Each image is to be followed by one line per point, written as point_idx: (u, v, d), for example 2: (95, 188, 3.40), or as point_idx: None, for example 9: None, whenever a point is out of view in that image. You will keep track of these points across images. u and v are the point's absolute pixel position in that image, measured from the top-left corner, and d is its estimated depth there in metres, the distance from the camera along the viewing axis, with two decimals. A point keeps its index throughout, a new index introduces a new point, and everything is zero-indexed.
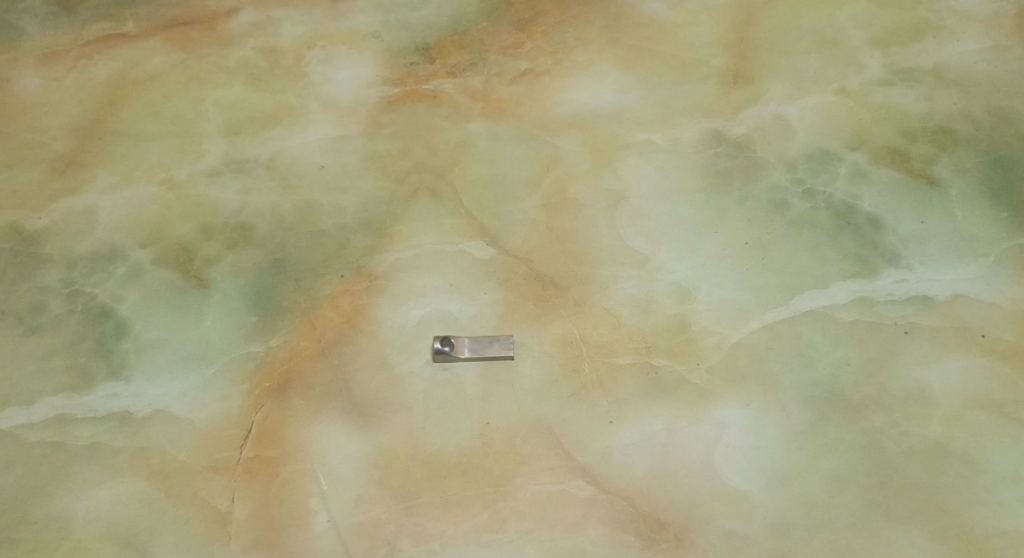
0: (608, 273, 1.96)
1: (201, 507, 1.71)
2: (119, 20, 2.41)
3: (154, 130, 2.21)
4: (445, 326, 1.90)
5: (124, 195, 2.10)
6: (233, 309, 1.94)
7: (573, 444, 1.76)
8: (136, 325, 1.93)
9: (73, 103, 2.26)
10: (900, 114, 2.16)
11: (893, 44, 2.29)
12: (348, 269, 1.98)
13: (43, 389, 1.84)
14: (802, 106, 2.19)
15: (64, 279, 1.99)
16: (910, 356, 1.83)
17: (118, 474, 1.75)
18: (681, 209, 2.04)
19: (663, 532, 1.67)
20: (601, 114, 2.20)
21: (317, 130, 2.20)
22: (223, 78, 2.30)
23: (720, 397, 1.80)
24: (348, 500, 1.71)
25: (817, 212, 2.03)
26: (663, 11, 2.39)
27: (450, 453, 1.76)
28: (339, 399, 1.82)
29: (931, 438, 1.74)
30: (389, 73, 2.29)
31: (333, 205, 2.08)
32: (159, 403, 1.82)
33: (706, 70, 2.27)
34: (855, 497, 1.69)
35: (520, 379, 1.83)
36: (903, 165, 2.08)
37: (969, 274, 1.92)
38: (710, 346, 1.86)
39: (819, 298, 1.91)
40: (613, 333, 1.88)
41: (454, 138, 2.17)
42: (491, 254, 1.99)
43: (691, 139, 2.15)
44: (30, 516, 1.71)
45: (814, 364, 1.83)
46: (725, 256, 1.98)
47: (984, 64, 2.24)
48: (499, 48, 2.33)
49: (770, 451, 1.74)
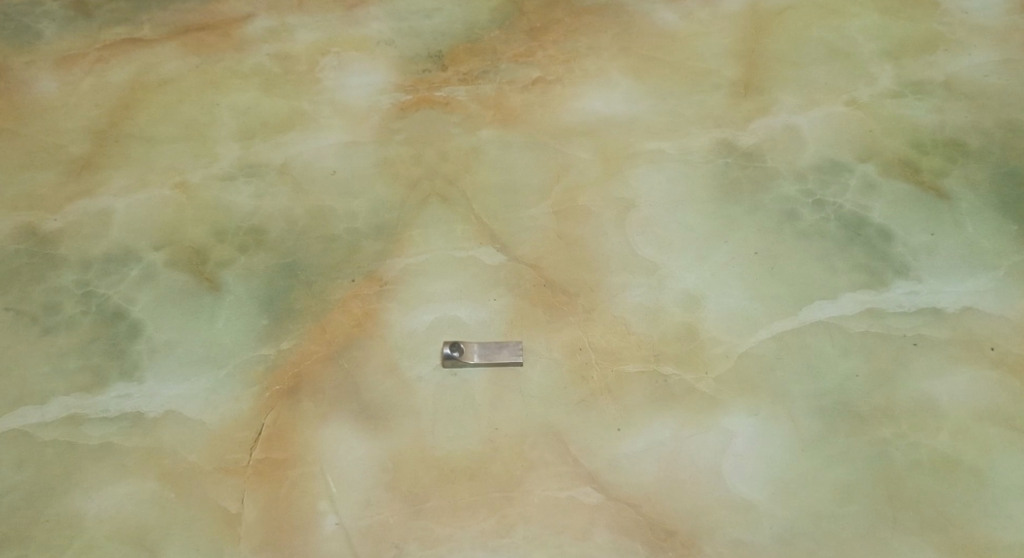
0: (618, 281, 1.97)
1: (210, 507, 1.72)
2: (135, 25, 2.44)
3: (169, 133, 2.24)
4: (455, 332, 1.91)
5: (138, 198, 2.13)
6: (245, 312, 1.95)
7: (580, 451, 1.77)
8: (149, 326, 1.94)
9: (89, 106, 2.28)
10: (910, 126, 2.17)
11: (904, 56, 2.30)
12: (360, 274, 2.00)
13: (56, 389, 1.86)
14: (813, 116, 2.20)
15: (78, 281, 2.01)
16: (918, 368, 1.83)
17: (129, 474, 1.77)
18: (691, 219, 2.05)
19: (670, 540, 1.67)
20: (612, 122, 2.21)
21: (330, 136, 2.22)
22: (238, 83, 2.32)
23: (728, 406, 1.81)
24: (356, 503, 1.72)
25: (827, 223, 2.03)
26: (674, 20, 2.40)
27: (457, 458, 1.77)
28: (349, 402, 1.84)
29: (939, 450, 1.74)
30: (401, 79, 2.31)
31: (345, 210, 2.09)
32: (170, 403, 1.84)
33: (717, 80, 2.28)
34: (862, 508, 1.69)
35: (529, 385, 1.84)
36: (912, 177, 2.09)
37: (978, 287, 1.92)
38: (719, 355, 1.87)
39: (828, 308, 1.91)
40: (622, 340, 1.89)
41: (465, 144, 2.19)
42: (502, 260, 2.00)
43: (702, 148, 2.16)
44: (42, 515, 1.73)
45: (823, 374, 1.84)
46: (734, 265, 1.98)
47: (995, 77, 2.24)
48: (511, 56, 2.35)
49: (777, 461, 1.75)
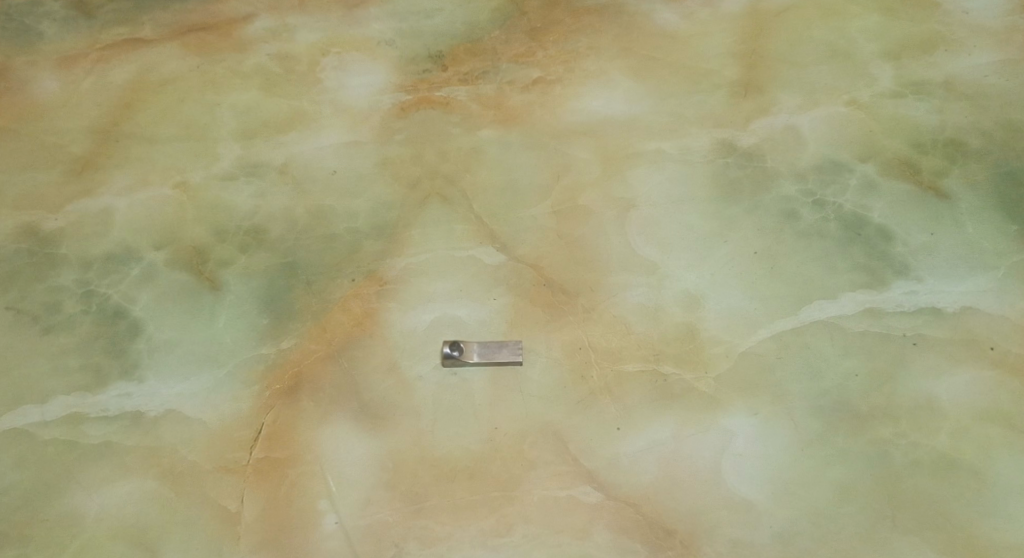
0: (618, 281, 1.97)
1: (210, 506, 1.72)
2: (136, 25, 2.44)
3: (169, 133, 2.24)
4: (455, 331, 1.91)
5: (139, 197, 2.13)
6: (245, 311, 1.96)
7: (580, 451, 1.77)
8: (150, 325, 1.95)
9: (90, 106, 2.29)
10: (910, 126, 2.17)
11: (905, 57, 2.30)
12: (359, 273, 2.00)
13: (57, 388, 1.87)
14: (813, 116, 2.20)
15: (79, 280, 2.01)
16: (918, 368, 1.83)
17: (129, 473, 1.77)
18: (691, 218, 2.05)
19: (669, 539, 1.67)
20: (612, 122, 2.21)
21: (330, 136, 2.22)
22: (238, 84, 2.32)
23: (728, 406, 1.81)
24: (356, 502, 1.72)
25: (826, 223, 2.03)
26: (674, 20, 2.40)
27: (457, 457, 1.77)
28: (349, 401, 1.84)
29: (938, 449, 1.74)
30: (402, 80, 2.31)
31: (345, 210, 2.10)
32: (170, 403, 1.84)
33: (717, 80, 2.28)
34: (861, 508, 1.69)
35: (529, 385, 1.84)
36: (912, 177, 2.09)
37: (978, 287, 1.92)
38: (719, 354, 1.87)
39: (828, 308, 1.91)
40: (622, 340, 1.89)
41: (465, 145, 2.19)
42: (502, 260, 2.00)
43: (702, 148, 2.16)
44: (42, 513, 1.73)
45: (823, 374, 1.83)
46: (734, 265, 1.98)
47: (995, 77, 2.24)
48: (511, 57, 2.35)
49: (777, 461, 1.75)
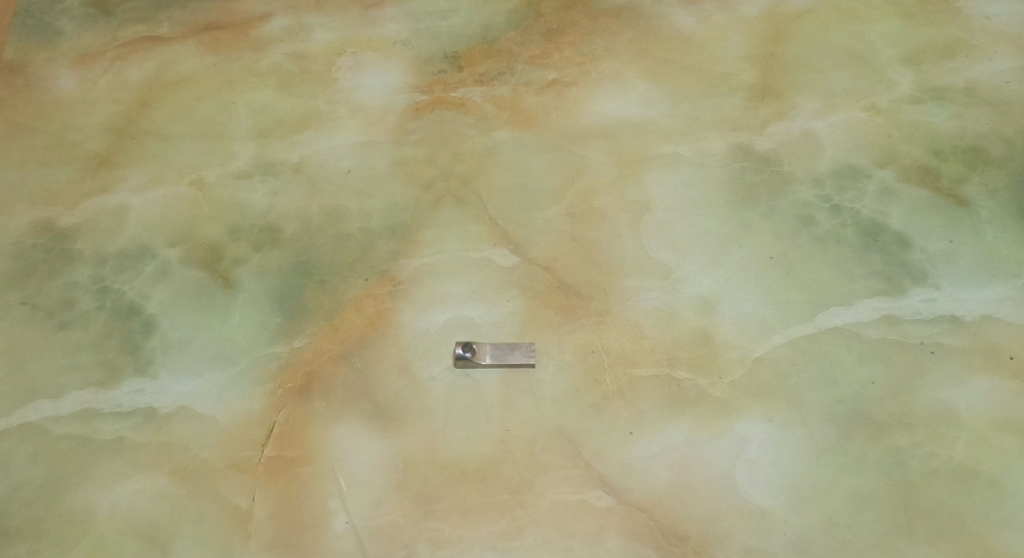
0: (632, 284, 1.96)
1: (222, 504, 1.73)
2: (154, 23, 2.43)
3: (186, 131, 2.24)
4: (468, 333, 1.91)
5: (154, 195, 2.13)
6: (258, 310, 1.96)
7: (592, 454, 1.76)
8: (164, 323, 1.95)
9: (108, 104, 2.30)
10: (929, 133, 2.15)
11: (924, 63, 2.27)
12: (373, 273, 2.00)
13: (70, 383, 1.87)
14: (830, 122, 2.18)
15: (94, 277, 2.02)
16: (934, 376, 1.81)
17: (141, 469, 1.77)
18: (706, 223, 2.04)
19: (681, 545, 1.67)
20: (627, 125, 2.20)
21: (345, 136, 2.22)
22: (254, 83, 2.32)
23: (742, 412, 1.79)
24: (366, 502, 1.73)
25: (844, 228, 2.02)
26: (692, 23, 2.38)
27: (469, 459, 1.76)
28: (361, 401, 1.83)
29: (956, 460, 1.72)
30: (417, 80, 2.31)
31: (360, 210, 2.09)
32: (183, 400, 1.85)
33: (734, 84, 2.26)
34: (876, 517, 1.68)
35: (541, 388, 1.84)
36: (931, 184, 2.07)
37: (997, 296, 1.90)
38: (733, 360, 1.85)
39: (843, 315, 1.90)
40: (635, 344, 1.88)
41: (481, 146, 2.18)
42: (516, 262, 2.00)
43: (718, 151, 2.15)
44: (55, 509, 1.74)
45: (838, 381, 1.82)
46: (749, 270, 1.97)
47: (1016, 84, 2.21)
48: (527, 58, 2.34)
49: (791, 468, 1.73)
